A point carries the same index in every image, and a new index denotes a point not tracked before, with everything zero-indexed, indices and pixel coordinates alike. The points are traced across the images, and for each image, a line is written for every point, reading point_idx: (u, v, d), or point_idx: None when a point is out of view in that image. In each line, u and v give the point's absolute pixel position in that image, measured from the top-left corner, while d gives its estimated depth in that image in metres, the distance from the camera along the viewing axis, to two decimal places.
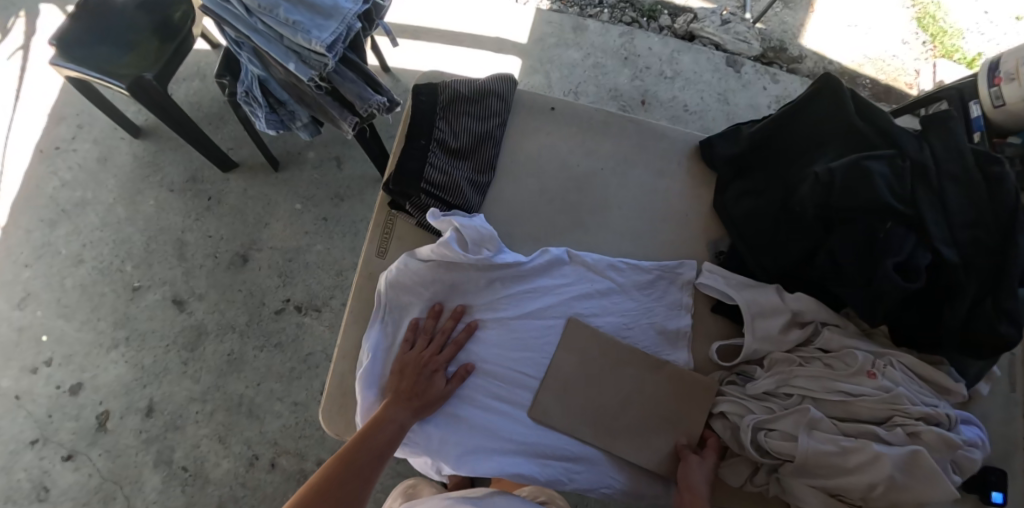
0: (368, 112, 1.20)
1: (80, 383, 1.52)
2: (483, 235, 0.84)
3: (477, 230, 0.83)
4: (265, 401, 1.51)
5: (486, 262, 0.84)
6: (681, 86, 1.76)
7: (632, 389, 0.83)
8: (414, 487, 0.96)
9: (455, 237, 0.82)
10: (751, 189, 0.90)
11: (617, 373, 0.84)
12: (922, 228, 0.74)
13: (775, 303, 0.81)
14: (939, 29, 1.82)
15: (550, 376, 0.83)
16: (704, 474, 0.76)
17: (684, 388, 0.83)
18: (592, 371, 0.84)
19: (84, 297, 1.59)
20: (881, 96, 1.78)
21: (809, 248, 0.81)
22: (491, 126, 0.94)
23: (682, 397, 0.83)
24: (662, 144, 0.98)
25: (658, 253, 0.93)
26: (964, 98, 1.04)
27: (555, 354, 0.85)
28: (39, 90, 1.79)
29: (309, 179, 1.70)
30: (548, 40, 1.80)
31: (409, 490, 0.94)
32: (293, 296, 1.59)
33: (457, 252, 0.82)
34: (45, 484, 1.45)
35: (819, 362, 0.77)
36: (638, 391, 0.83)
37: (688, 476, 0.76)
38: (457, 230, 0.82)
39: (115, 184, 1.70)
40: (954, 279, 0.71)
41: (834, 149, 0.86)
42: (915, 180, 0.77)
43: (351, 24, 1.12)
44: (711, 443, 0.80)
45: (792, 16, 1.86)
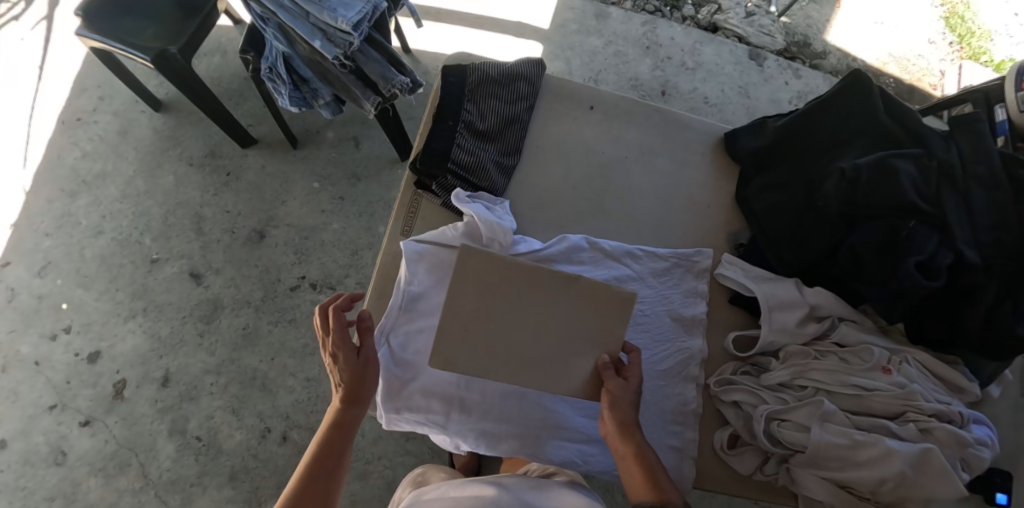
0: (391, 92, 1.22)
1: (98, 351, 1.55)
2: (499, 230, 0.83)
3: (492, 224, 0.83)
4: (278, 376, 1.54)
5: (498, 254, 0.85)
6: (701, 79, 1.76)
7: (551, 305, 0.77)
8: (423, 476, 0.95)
9: (472, 225, 0.83)
10: (775, 183, 0.90)
11: (538, 295, 0.77)
12: (946, 228, 0.74)
13: (796, 297, 0.81)
14: (967, 30, 1.82)
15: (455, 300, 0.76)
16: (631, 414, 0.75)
17: (602, 299, 0.77)
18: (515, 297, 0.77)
19: (103, 268, 1.62)
20: (904, 96, 1.79)
21: (832, 245, 0.81)
22: (518, 109, 0.94)
23: (598, 313, 0.77)
24: (688, 135, 0.98)
25: (677, 242, 0.93)
26: (991, 101, 1.04)
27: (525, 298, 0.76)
28: (61, 62, 1.80)
29: (327, 158, 1.71)
30: (570, 26, 1.80)
31: (417, 478, 0.93)
32: (308, 274, 1.61)
33: (471, 244, 0.85)
34: (63, 448, 1.48)
35: (835, 356, 0.77)
36: (560, 309, 0.77)
37: (625, 419, 0.75)
38: (475, 220, 0.83)
39: (134, 156, 1.72)
40: (974, 280, 0.71)
41: (861, 147, 0.85)
42: (941, 179, 0.77)
43: (377, 3, 1.16)
44: (636, 381, 0.76)
45: (818, 11, 1.86)
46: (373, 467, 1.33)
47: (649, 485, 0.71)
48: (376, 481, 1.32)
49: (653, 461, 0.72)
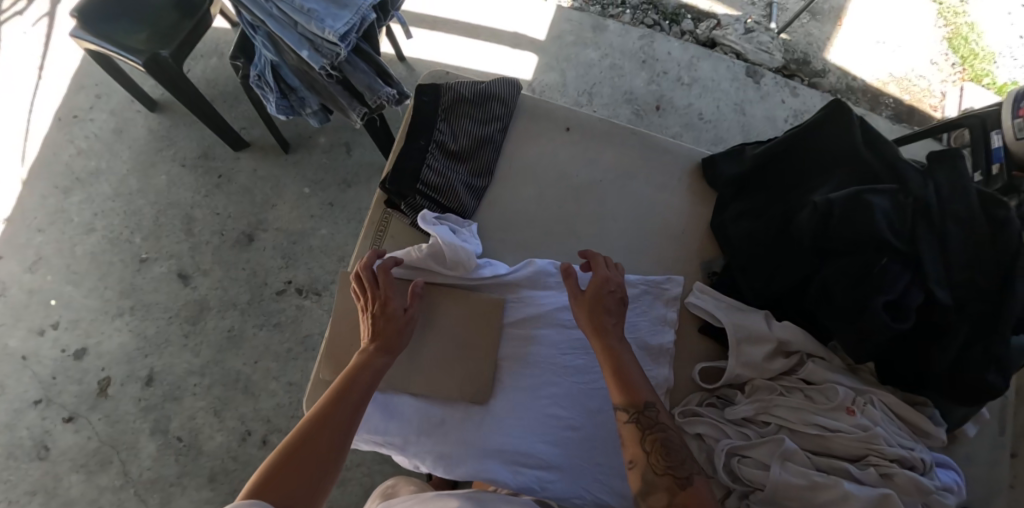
0: (377, 103, 1.23)
1: (85, 348, 1.56)
2: (462, 254, 0.83)
3: (455, 249, 0.82)
4: (261, 380, 1.55)
5: (465, 276, 0.85)
6: (697, 94, 1.75)
7: (445, 289, 0.85)
8: (394, 488, 0.91)
9: (435, 249, 0.83)
10: (750, 211, 0.88)
11: (442, 287, 0.85)
12: (918, 266, 0.72)
13: (764, 331, 0.79)
14: (970, 52, 1.80)
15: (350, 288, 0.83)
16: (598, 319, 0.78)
17: (482, 310, 0.84)
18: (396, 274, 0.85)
19: (92, 265, 1.63)
20: (903, 117, 1.77)
21: (803, 276, 0.80)
22: (493, 130, 0.94)
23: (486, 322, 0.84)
24: (666, 158, 0.97)
25: (648, 268, 0.92)
26: (987, 127, 1.04)
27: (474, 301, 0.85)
28: (60, 60, 1.82)
29: (318, 164, 1.71)
30: (566, 38, 1.79)
31: (389, 489, 0.89)
32: (295, 278, 1.62)
33: (435, 267, 0.84)
34: (46, 443, 1.49)
35: (801, 393, 0.76)
36: (453, 289, 0.85)
37: (593, 323, 0.78)
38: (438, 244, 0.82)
39: (128, 155, 1.73)
40: (945, 322, 0.70)
41: (838, 176, 0.83)
42: (917, 216, 0.74)
43: (366, 15, 1.15)
44: (593, 291, 0.79)
45: (818, 29, 1.84)
46: (350, 476, 1.33)
47: (622, 392, 0.73)
48: (353, 490, 1.32)
49: (626, 369, 0.74)
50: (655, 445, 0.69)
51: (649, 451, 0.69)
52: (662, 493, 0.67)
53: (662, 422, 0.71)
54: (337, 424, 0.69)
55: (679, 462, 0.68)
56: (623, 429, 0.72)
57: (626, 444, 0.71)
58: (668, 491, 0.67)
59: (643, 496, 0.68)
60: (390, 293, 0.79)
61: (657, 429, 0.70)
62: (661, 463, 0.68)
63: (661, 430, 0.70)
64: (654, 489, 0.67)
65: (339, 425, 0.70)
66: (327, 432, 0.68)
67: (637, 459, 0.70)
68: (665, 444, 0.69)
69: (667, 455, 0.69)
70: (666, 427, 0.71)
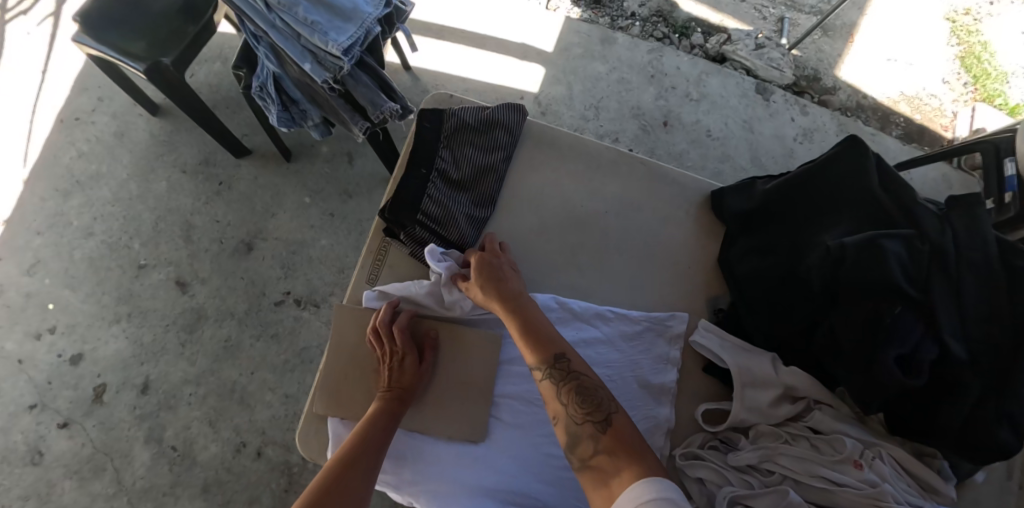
0: (379, 118, 1.20)
1: (81, 354, 1.55)
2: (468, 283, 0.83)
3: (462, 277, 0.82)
4: (257, 390, 1.53)
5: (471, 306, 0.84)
6: (705, 111, 1.73)
7: (454, 334, 0.84)
8: None
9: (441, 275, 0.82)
10: (758, 247, 0.86)
11: (451, 333, 0.84)
12: (932, 317, 0.70)
13: (769, 374, 0.78)
14: (982, 71, 1.77)
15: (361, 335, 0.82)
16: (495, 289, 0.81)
17: (485, 349, 0.84)
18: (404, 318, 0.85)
19: (90, 270, 1.61)
20: (914, 137, 1.74)
21: (812, 319, 0.78)
22: (496, 157, 0.92)
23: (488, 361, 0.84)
24: (673, 190, 0.96)
25: (652, 304, 0.90)
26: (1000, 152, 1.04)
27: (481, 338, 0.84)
28: (64, 60, 1.80)
29: (320, 173, 1.69)
30: (574, 50, 1.77)
31: None
32: (293, 289, 1.60)
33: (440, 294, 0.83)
34: (40, 448, 1.47)
35: (807, 442, 0.75)
36: (463, 335, 0.85)
37: (488, 293, 0.80)
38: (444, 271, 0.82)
39: (129, 159, 1.71)
40: (960, 378, 0.68)
41: (851, 216, 0.81)
42: (932, 264, 0.72)
43: (371, 27, 1.12)
44: (478, 266, 0.82)
45: (829, 45, 1.81)
46: None
47: (532, 350, 0.75)
48: None
49: (530, 328, 0.76)
50: (572, 395, 0.71)
51: (568, 402, 0.71)
52: (587, 441, 0.67)
53: (576, 370, 0.73)
54: (362, 478, 0.68)
55: (598, 406, 0.70)
56: (541, 386, 0.73)
57: (546, 401, 0.73)
58: (592, 437, 0.67)
59: (571, 448, 0.68)
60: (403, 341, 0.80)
61: (571, 378, 0.72)
62: (581, 411, 0.70)
63: (575, 377, 0.72)
64: (579, 439, 0.68)
65: (362, 478, 0.68)
66: (349, 488, 0.67)
67: (560, 414, 0.71)
68: (580, 391, 0.71)
69: (586, 401, 0.70)
70: (580, 374, 0.73)
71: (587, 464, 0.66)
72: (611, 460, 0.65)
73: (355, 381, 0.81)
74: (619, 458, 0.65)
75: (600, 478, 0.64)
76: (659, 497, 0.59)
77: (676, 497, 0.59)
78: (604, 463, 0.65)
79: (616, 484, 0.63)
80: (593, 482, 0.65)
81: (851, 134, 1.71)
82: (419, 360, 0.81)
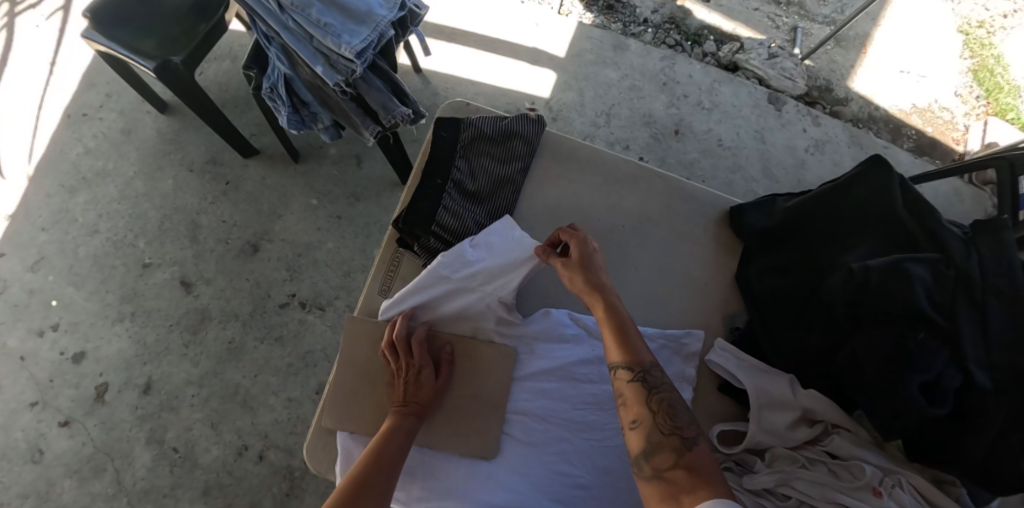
0: (391, 122, 1.19)
1: (83, 352, 1.53)
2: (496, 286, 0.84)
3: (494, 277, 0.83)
4: (260, 394, 1.51)
5: (493, 316, 0.85)
6: (717, 120, 1.71)
7: (470, 349, 0.84)
8: None
9: (471, 275, 0.83)
10: (777, 266, 0.86)
11: (466, 345, 0.84)
12: (957, 344, 0.69)
13: (787, 396, 0.77)
14: (995, 85, 1.76)
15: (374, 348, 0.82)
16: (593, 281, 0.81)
17: (499, 365, 0.84)
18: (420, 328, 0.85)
19: (95, 268, 1.60)
20: (926, 150, 1.72)
21: (832, 341, 0.77)
22: (512, 170, 0.93)
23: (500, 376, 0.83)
24: (692, 207, 0.96)
25: (667, 321, 0.89)
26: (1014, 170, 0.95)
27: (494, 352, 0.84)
28: (73, 55, 1.79)
29: (328, 175, 1.68)
30: (585, 56, 1.75)
31: None
32: (298, 292, 1.58)
33: (466, 297, 0.84)
34: (40, 447, 1.46)
35: (824, 467, 0.73)
36: (477, 349, 0.84)
37: (591, 283, 0.79)
38: (474, 271, 0.83)
39: (136, 157, 1.70)
40: (983, 406, 0.66)
41: (872, 237, 0.80)
42: (957, 289, 0.71)
43: (385, 31, 1.10)
44: (576, 262, 0.81)
45: (843, 56, 1.80)
46: None
47: (623, 353, 0.74)
48: None
49: (628, 329, 0.76)
50: (661, 406, 0.70)
51: (655, 411, 0.70)
52: (668, 453, 0.66)
53: (666, 384, 0.73)
54: (377, 496, 0.68)
55: (685, 422, 0.69)
56: (626, 388, 0.72)
57: (629, 403, 0.72)
58: (674, 450, 0.66)
59: (647, 455, 0.67)
60: (417, 355, 0.80)
61: (662, 390, 0.72)
62: (667, 422, 0.69)
63: (663, 389, 0.71)
64: (658, 449, 0.67)
65: (378, 496, 0.68)
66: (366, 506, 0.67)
67: (642, 420, 0.70)
68: (671, 405, 0.70)
69: (673, 416, 0.70)
70: (670, 390, 0.72)
71: (660, 475, 0.65)
72: (689, 476, 0.64)
73: (366, 395, 0.81)
74: (698, 476, 0.64)
75: (673, 493, 0.63)
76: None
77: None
78: (681, 477, 0.64)
79: (691, 502, 0.61)
80: (665, 494, 0.64)
81: (863, 147, 1.69)
82: (434, 374, 0.81)
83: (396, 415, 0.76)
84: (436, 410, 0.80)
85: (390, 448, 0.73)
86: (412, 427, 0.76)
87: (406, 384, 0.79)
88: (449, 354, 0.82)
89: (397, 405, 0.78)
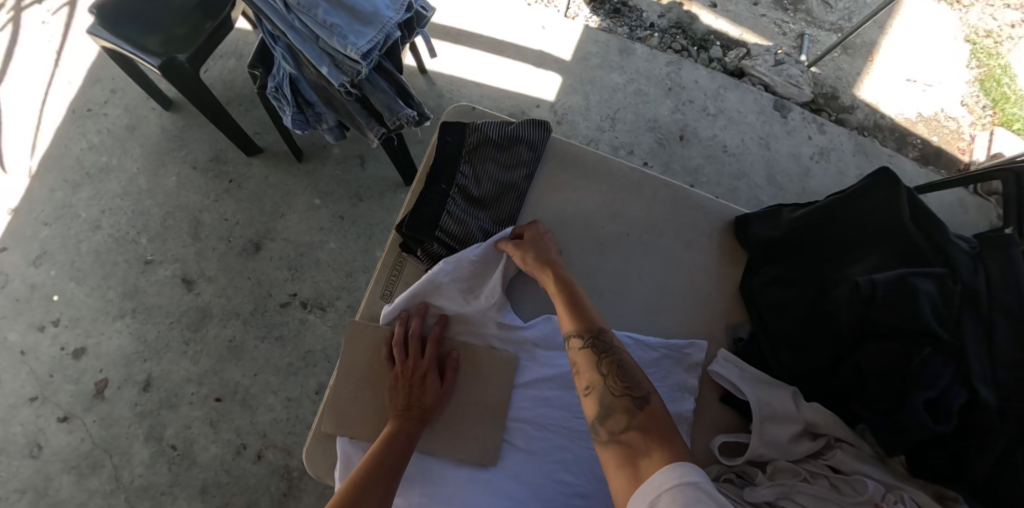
0: (396, 124, 1.19)
1: (84, 348, 1.53)
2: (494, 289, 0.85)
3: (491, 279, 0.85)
4: (259, 393, 1.50)
5: (494, 321, 0.85)
6: (722, 126, 1.70)
7: (472, 354, 0.84)
8: None
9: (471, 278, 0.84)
10: (783, 278, 0.86)
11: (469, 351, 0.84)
12: (962, 360, 0.68)
13: (790, 410, 0.76)
14: (1002, 95, 1.75)
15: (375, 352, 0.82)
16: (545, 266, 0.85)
17: (500, 371, 0.83)
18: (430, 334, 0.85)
19: (97, 264, 1.59)
20: (931, 159, 1.71)
21: (837, 356, 0.76)
22: (518, 176, 0.92)
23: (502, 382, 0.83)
24: (697, 215, 0.95)
25: (669, 331, 0.89)
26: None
27: (496, 357, 0.84)
28: (78, 50, 1.79)
29: (331, 175, 1.68)
30: (591, 59, 1.75)
31: None
32: (300, 291, 1.58)
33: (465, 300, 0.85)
34: (39, 442, 1.46)
35: (826, 481, 0.72)
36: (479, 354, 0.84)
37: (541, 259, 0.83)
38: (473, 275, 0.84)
39: (140, 153, 1.70)
40: (987, 422, 0.65)
41: (879, 251, 0.80)
42: (963, 304, 0.71)
43: (391, 32, 1.09)
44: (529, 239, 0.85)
45: (849, 64, 1.79)
46: None
47: (574, 321, 0.78)
48: None
49: (579, 301, 0.79)
50: (611, 368, 0.73)
51: (605, 375, 0.73)
52: (621, 415, 0.69)
53: (615, 347, 0.75)
54: (380, 500, 0.67)
55: (636, 383, 0.72)
56: (579, 355, 0.75)
57: (582, 370, 0.74)
58: (626, 411, 0.69)
59: (602, 419, 0.69)
60: (420, 359, 0.80)
61: (611, 353, 0.75)
62: (618, 384, 0.72)
63: (613, 353, 0.74)
64: (612, 412, 0.69)
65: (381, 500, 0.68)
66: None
67: (595, 384, 0.73)
68: (620, 367, 0.73)
69: (624, 377, 0.72)
70: (619, 352, 0.75)
71: (615, 437, 0.67)
72: (642, 437, 0.66)
73: (367, 400, 0.81)
74: (650, 434, 0.66)
75: (627, 454, 0.65)
76: (685, 481, 0.59)
77: (704, 482, 0.59)
78: (634, 438, 0.66)
79: (643, 462, 0.63)
80: (620, 455, 0.65)
81: (868, 155, 1.68)
82: (436, 379, 0.81)
83: (398, 419, 0.76)
84: (439, 415, 0.80)
85: (392, 452, 0.72)
86: (415, 432, 0.76)
87: (408, 388, 0.79)
88: (453, 359, 0.82)
89: (399, 409, 0.77)
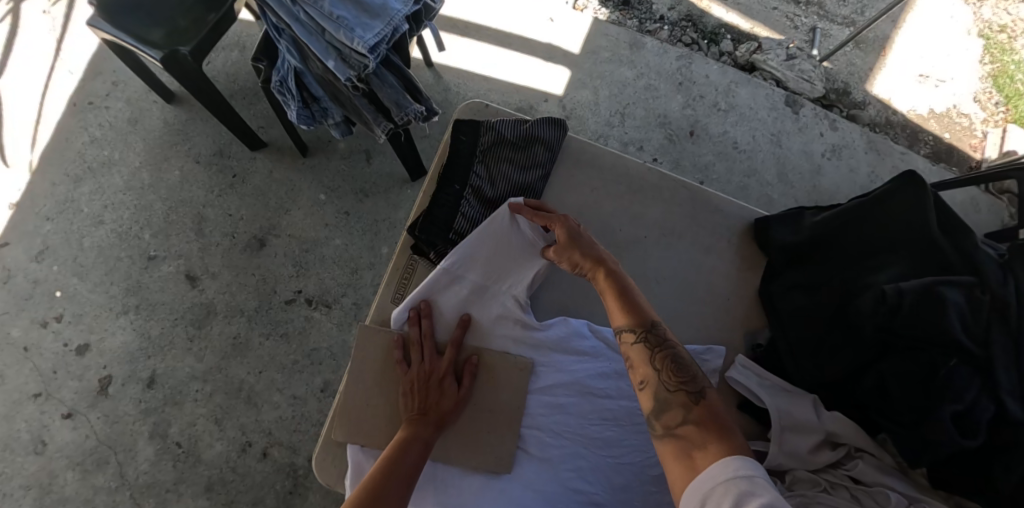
0: (403, 120, 1.16)
1: (87, 344, 1.51)
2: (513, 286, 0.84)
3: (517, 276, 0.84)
4: (265, 390, 1.49)
5: (509, 322, 0.84)
6: (733, 122, 1.68)
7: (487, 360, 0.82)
8: None
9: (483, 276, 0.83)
10: (803, 284, 0.84)
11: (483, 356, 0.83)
12: (990, 372, 0.66)
13: (811, 420, 0.75)
14: (1015, 91, 1.72)
15: (387, 356, 0.81)
16: (589, 252, 0.80)
17: (514, 378, 0.82)
18: (443, 336, 0.83)
19: (100, 259, 1.58)
20: (943, 157, 1.69)
21: (859, 365, 0.75)
22: (532, 177, 0.91)
23: (518, 388, 0.81)
24: (714, 218, 0.94)
25: (686, 336, 0.88)
26: None
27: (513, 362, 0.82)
28: (77, 41, 1.75)
29: (335, 169, 1.65)
30: (600, 53, 1.72)
31: None
32: (305, 288, 1.56)
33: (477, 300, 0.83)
34: (43, 438, 1.45)
35: (846, 492, 0.71)
36: (494, 360, 0.82)
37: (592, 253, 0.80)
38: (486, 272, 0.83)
39: (142, 147, 1.67)
40: (1016, 438, 0.63)
41: (903, 260, 0.78)
42: (993, 315, 0.69)
43: (399, 25, 1.06)
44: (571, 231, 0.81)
45: (862, 59, 1.75)
46: None
47: (626, 314, 0.76)
48: None
49: (631, 294, 0.77)
50: (665, 363, 0.72)
51: (659, 370, 0.71)
52: (677, 409, 0.68)
53: (670, 341, 0.74)
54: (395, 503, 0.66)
55: (690, 377, 0.70)
56: (632, 350, 0.74)
57: (636, 365, 0.73)
58: (682, 406, 0.68)
59: (657, 414, 0.68)
60: (435, 362, 0.79)
61: (665, 348, 0.73)
62: (673, 379, 0.70)
63: (669, 346, 0.72)
64: (668, 407, 0.68)
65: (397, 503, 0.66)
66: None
67: (649, 379, 0.72)
68: (675, 361, 0.71)
69: (679, 371, 0.71)
70: (673, 346, 0.73)
71: (671, 432, 0.66)
72: (699, 431, 0.65)
73: (377, 407, 0.79)
74: (708, 429, 0.64)
75: (683, 447, 0.64)
76: (739, 475, 0.58)
77: (761, 476, 0.58)
78: (692, 433, 0.65)
79: (701, 456, 0.62)
80: (676, 450, 0.65)
81: (880, 154, 1.66)
82: (452, 385, 0.80)
83: (413, 424, 0.75)
84: (455, 422, 0.79)
85: (407, 457, 0.71)
86: (429, 437, 0.74)
87: (424, 394, 0.78)
88: (471, 365, 0.80)
89: (414, 414, 0.76)
